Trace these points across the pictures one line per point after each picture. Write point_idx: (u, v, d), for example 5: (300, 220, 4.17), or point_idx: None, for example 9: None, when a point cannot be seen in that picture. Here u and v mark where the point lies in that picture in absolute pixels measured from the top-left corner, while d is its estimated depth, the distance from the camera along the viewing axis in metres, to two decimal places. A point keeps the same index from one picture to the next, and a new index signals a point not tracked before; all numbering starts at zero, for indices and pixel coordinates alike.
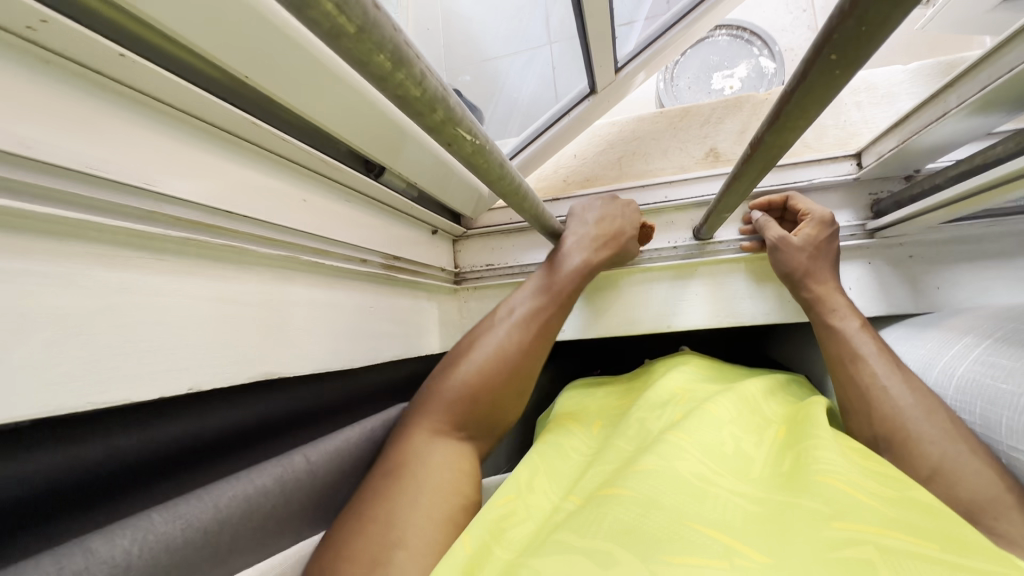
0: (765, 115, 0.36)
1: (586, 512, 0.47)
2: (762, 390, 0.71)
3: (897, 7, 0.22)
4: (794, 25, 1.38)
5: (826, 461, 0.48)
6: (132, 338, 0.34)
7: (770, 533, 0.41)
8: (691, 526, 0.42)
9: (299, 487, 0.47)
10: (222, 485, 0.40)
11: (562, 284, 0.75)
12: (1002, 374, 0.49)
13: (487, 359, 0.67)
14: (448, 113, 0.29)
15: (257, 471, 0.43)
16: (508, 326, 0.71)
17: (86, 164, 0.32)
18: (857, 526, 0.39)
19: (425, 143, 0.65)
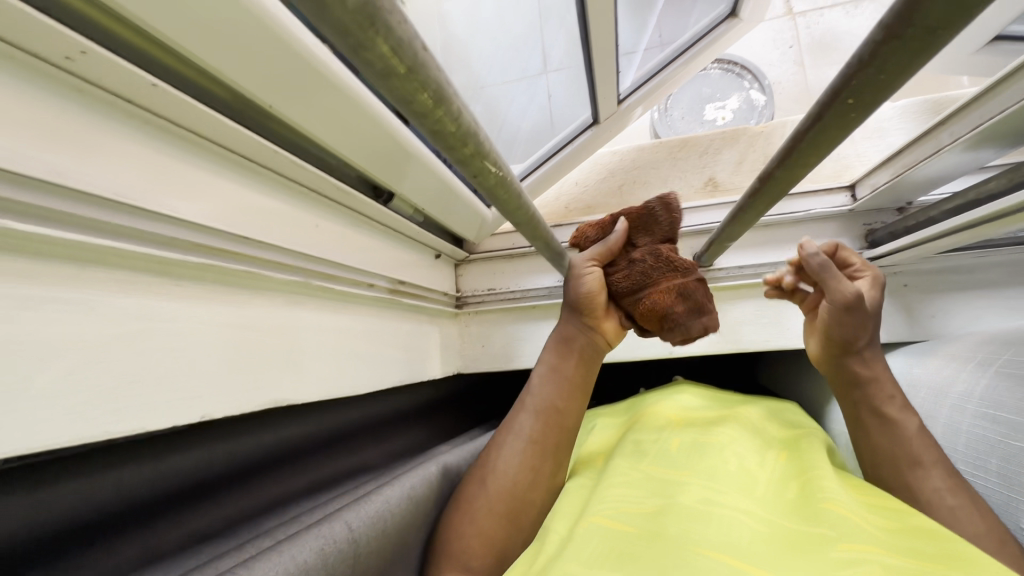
0: (777, 152, 0.37)
1: (600, 547, 0.45)
2: (761, 419, 0.71)
3: (914, 61, 0.23)
4: (782, 60, 1.44)
5: (830, 489, 0.48)
6: (151, 366, 0.34)
7: (773, 551, 0.41)
8: (699, 550, 0.42)
9: (347, 559, 0.41)
10: (264, 562, 0.35)
11: (549, 399, 0.64)
12: (1009, 429, 0.50)
13: (495, 487, 0.58)
14: (477, 147, 0.30)
15: (297, 546, 0.38)
16: (506, 453, 0.61)
17: (113, 192, 0.32)
18: (861, 547, 0.39)
19: (433, 169, 0.66)
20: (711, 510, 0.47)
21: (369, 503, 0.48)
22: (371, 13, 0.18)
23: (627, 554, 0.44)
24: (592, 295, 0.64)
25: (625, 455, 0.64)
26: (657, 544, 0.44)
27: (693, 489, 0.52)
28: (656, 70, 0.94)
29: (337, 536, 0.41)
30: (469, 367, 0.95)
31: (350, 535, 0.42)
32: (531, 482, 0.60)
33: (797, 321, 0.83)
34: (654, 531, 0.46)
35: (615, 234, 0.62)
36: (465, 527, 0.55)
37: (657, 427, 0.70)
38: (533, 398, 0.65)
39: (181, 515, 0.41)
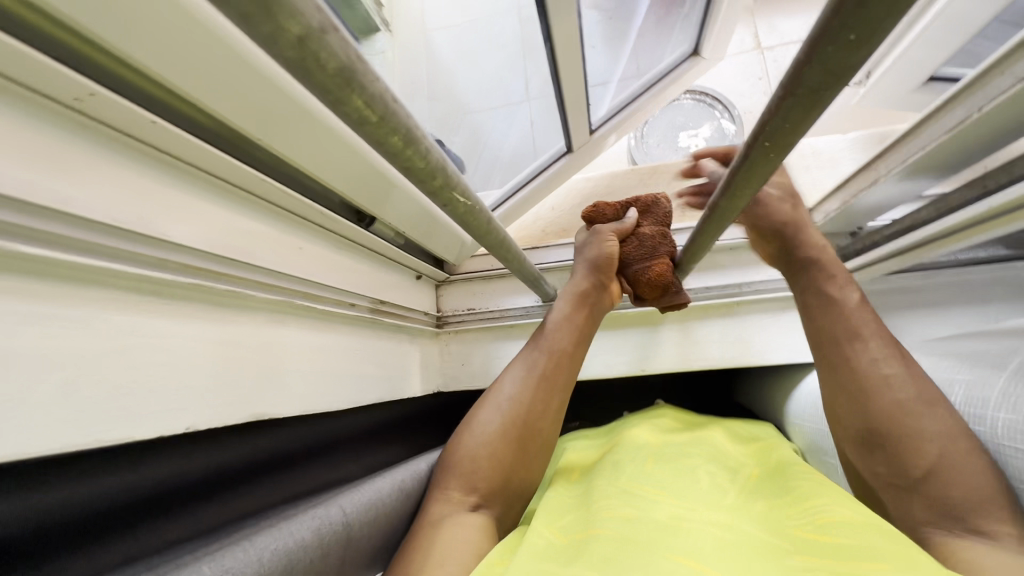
0: (718, 184, 0.42)
1: (576, 554, 0.47)
2: (727, 439, 0.75)
3: (807, 116, 0.28)
4: (752, 91, 1.52)
5: (801, 514, 0.50)
6: (139, 379, 0.36)
7: (733, 556, 0.44)
8: (664, 554, 0.44)
9: (340, 540, 0.44)
10: (263, 537, 0.38)
11: (561, 343, 0.72)
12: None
13: (507, 412, 0.66)
14: (445, 179, 0.33)
15: (294, 524, 0.41)
16: (516, 386, 0.69)
17: (111, 218, 0.35)
18: (819, 561, 0.42)
19: (412, 195, 0.69)
20: (677, 522, 0.50)
21: (359, 493, 0.51)
22: (347, 75, 0.21)
23: (601, 556, 0.46)
24: (612, 258, 0.74)
25: (604, 471, 0.66)
26: (625, 547, 0.46)
27: (660, 504, 0.54)
28: (626, 103, 0.99)
29: (332, 518, 0.45)
30: (449, 386, 0.98)
31: (344, 518, 0.46)
32: (539, 411, 0.67)
33: (761, 338, 0.87)
34: (618, 534, 0.49)
35: (631, 215, 0.75)
36: (477, 457, 0.62)
37: (631, 443, 0.73)
38: (547, 342, 0.72)
39: (159, 523, 0.42)
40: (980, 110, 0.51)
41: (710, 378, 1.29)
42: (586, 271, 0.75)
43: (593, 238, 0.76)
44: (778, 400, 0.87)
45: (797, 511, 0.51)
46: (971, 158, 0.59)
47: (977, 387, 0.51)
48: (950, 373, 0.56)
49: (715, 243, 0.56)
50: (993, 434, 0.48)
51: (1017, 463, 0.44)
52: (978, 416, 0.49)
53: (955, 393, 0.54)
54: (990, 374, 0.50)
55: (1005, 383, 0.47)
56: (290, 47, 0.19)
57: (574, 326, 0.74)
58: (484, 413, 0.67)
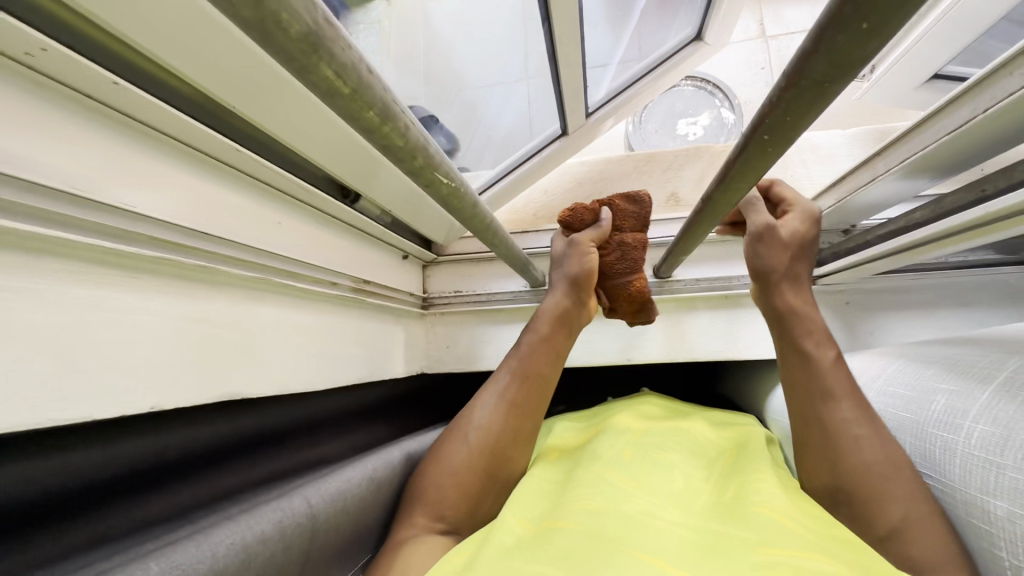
0: (715, 174, 0.40)
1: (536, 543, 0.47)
2: (706, 432, 0.75)
3: (811, 108, 0.26)
4: (753, 81, 1.51)
5: (766, 496, 0.52)
6: (99, 356, 0.34)
7: (696, 555, 0.44)
8: (631, 552, 0.43)
9: (304, 533, 0.44)
10: (220, 531, 0.38)
11: (538, 367, 0.71)
12: (903, 405, 0.55)
13: (478, 442, 0.64)
14: (427, 159, 0.31)
15: (256, 516, 0.41)
16: (487, 413, 0.67)
17: (68, 184, 0.33)
18: (778, 551, 0.43)
19: (399, 173, 0.67)
20: (647, 517, 0.49)
21: (328, 483, 0.50)
22: (313, 41, 0.20)
23: (559, 546, 0.46)
24: (591, 273, 0.73)
25: (580, 460, 0.66)
26: (590, 541, 0.45)
27: (636, 499, 0.53)
28: (626, 86, 0.96)
29: (294, 511, 0.44)
30: (434, 367, 0.97)
31: (309, 509, 0.45)
32: (509, 437, 0.65)
33: (747, 333, 0.87)
34: (585, 526, 0.48)
35: (608, 219, 0.74)
36: (446, 483, 0.60)
37: (611, 430, 0.73)
38: (517, 364, 0.71)
39: (123, 506, 0.42)
40: (985, 112, 0.50)
41: (695, 368, 1.30)
42: (562, 291, 0.74)
43: (573, 250, 0.74)
44: (761, 394, 0.88)
45: (760, 492, 0.53)
46: (968, 161, 0.58)
47: (960, 399, 0.47)
48: (936, 382, 0.52)
49: (707, 233, 0.53)
50: (965, 444, 0.45)
51: (985, 476, 0.42)
52: (955, 425, 0.47)
53: (936, 403, 0.51)
54: (973, 386, 0.47)
55: (988, 398, 0.45)
56: (245, 6, 0.17)
57: (552, 342, 0.72)
58: (454, 437, 0.66)
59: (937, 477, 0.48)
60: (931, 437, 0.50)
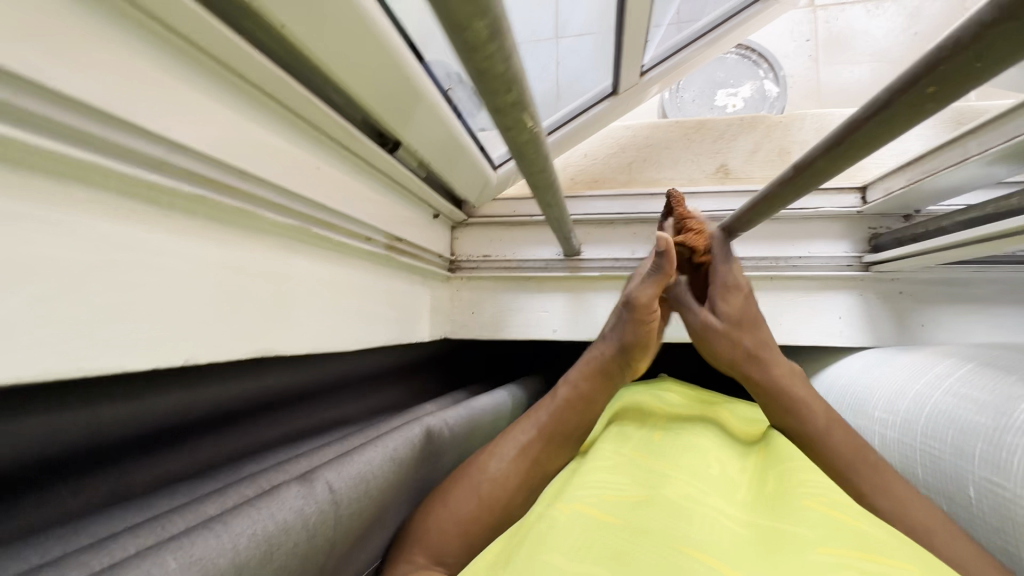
0: (824, 138, 0.36)
1: (569, 534, 0.43)
2: (733, 420, 0.72)
3: (1018, 52, 0.22)
4: (797, 53, 1.46)
5: (815, 485, 0.46)
6: (132, 301, 0.30)
7: (752, 552, 0.39)
8: (678, 548, 0.40)
9: (329, 520, 0.40)
10: (241, 515, 0.33)
11: (566, 425, 0.63)
12: (974, 410, 0.50)
13: (492, 487, 0.56)
14: (519, 96, 0.27)
15: (278, 502, 0.36)
16: (503, 461, 0.59)
17: (99, 100, 0.28)
18: (839, 546, 0.37)
19: (439, 113, 0.59)
20: (688, 506, 0.46)
21: (351, 460, 0.45)
22: None
23: (594, 542, 0.41)
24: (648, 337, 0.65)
25: (601, 444, 0.62)
26: (636, 537, 0.42)
27: (676, 484, 0.50)
28: (670, 53, 0.88)
29: (316, 497, 0.39)
30: (457, 334, 0.93)
31: (333, 496, 0.40)
32: (519, 499, 0.58)
33: (790, 318, 0.83)
34: (629, 522, 0.44)
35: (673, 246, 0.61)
36: (451, 523, 0.52)
37: (636, 416, 0.69)
38: (547, 419, 0.63)
39: (120, 468, 0.38)
40: None
41: None
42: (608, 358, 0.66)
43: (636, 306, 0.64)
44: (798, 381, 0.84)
45: (806, 481, 0.47)
46: None
47: None
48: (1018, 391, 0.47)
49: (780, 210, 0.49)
50: None
51: None
52: None
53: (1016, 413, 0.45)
54: None
55: None
56: None
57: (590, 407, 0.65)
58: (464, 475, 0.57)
59: (1001, 485, 0.44)
60: (1005, 447, 0.45)
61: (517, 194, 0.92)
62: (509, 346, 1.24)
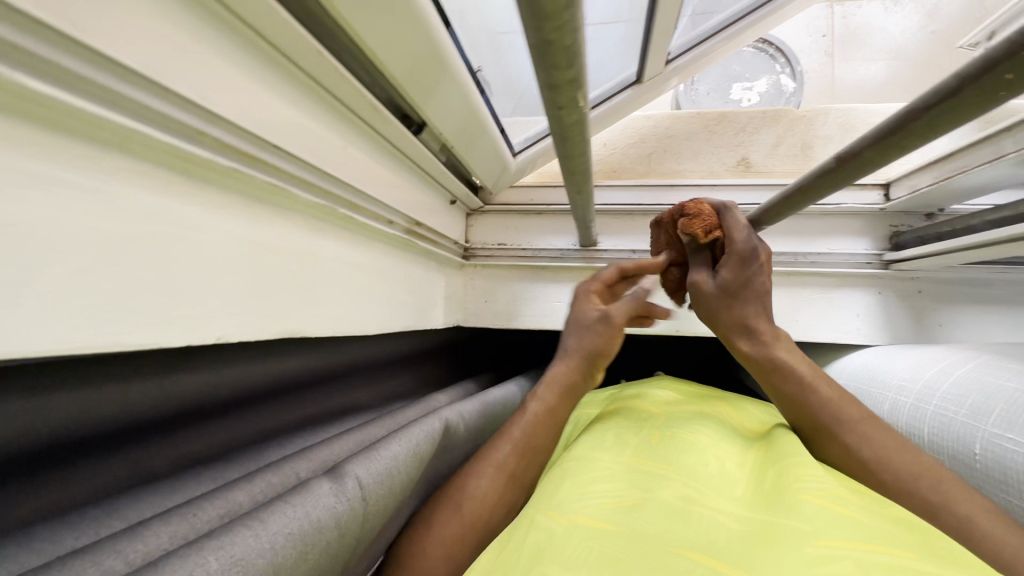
0: (874, 128, 0.35)
1: (569, 546, 0.41)
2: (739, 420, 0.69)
3: None
4: (812, 49, 1.42)
5: (814, 479, 0.44)
6: (168, 275, 0.29)
7: (750, 546, 0.37)
8: (676, 551, 0.38)
9: (357, 517, 0.39)
10: (276, 512, 0.33)
11: (537, 439, 0.59)
12: (1008, 375, 0.50)
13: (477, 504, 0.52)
14: (577, 74, 0.26)
15: (309, 499, 0.35)
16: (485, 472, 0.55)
17: (145, 65, 0.27)
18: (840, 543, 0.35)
19: (463, 84, 0.54)
20: (687, 509, 0.43)
21: (379, 452, 0.44)
22: None
23: (591, 549, 0.40)
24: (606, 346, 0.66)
25: (591, 443, 0.60)
26: (635, 542, 0.40)
27: (673, 484, 0.47)
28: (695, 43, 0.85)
29: (348, 493, 0.38)
30: (470, 322, 0.93)
31: (361, 494, 0.39)
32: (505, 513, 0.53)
33: (807, 314, 0.82)
34: (625, 527, 0.42)
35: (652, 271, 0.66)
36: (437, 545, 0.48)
37: (631, 417, 0.66)
38: (521, 432, 0.59)
39: (148, 451, 0.38)
40: None
41: None
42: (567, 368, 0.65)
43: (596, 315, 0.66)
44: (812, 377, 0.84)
45: (804, 474, 0.45)
46: None
47: None
48: None
49: (814, 202, 0.48)
50: None
51: None
52: None
53: None
54: None
55: None
56: None
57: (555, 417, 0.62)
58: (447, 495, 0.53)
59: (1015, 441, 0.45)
60: None
61: (534, 182, 0.91)
62: (517, 335, 1.24)
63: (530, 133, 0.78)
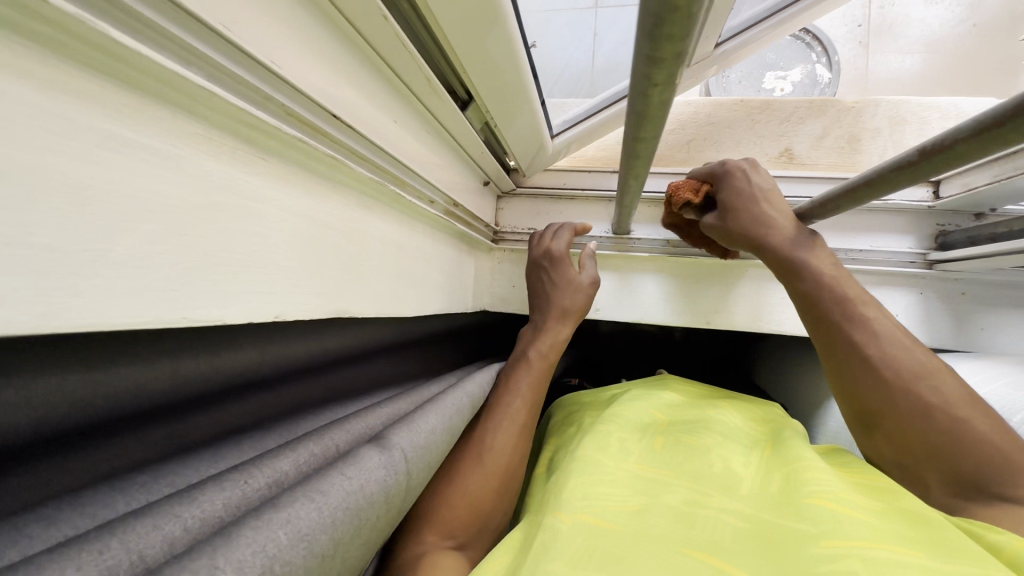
0: (971, 120, 0.33)
1: (574, 541, 0.41)
2: (741, 406, 0.71)
3: None
4: (847, 38, 1.37)
5: (815, 479, 0.44)
6: (231, 249, 0.28)
7: (751, 547, 0.38)
8: (681, 550, 0.39)
9: (402, 487, 0.36)
10: (332, 479, 0.30)
11: (537, 387, 0.65)
12: None
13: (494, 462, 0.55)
14: (681, 50, 0.24)
15: (358, 466, 0.33)
16: (501, 427, 0.58)
17: (219, 21, 0.25)
18: (840, 539, 0.36)
19: (509, 34, 0.48)
20: (693, 511, 0.44)
21: (419, 422, 0.43)
22: None
23: (592, 546, 0.40)
24: (580, 306, 0.75)
25: (593, 438, 0.59)
26: (637, 541, 0.41)
27: (676, 489, 0.48)
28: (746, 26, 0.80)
29: (395, 463, 0.36)
30: (495, 307, 0.91)
31: (406, 464, 0.37)
32: (516, 474, 0.57)
33: None
34: (629, 528, 0.42)
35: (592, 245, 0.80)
36: (457, 501, 0.51)
37: (632, 417, 0.65)
38: (526, 391, 0.64)
39: (182, 419, 0.35)
40: None
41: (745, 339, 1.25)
42: (554, 325, 0.73)
43: (568, 279, 0.76)
44: None
45: (806, 475, 0.46)
46: None
47: None
48: None
49: (875, 197, 0.47)
50: None
51: None
52: None
53: None
54: None
55: None
56: None
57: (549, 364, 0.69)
58: (464, 449, 0.57)
59: None
60: None
61: (567, 166, 0.89)
62: None
63: (569, 115, 0.76)
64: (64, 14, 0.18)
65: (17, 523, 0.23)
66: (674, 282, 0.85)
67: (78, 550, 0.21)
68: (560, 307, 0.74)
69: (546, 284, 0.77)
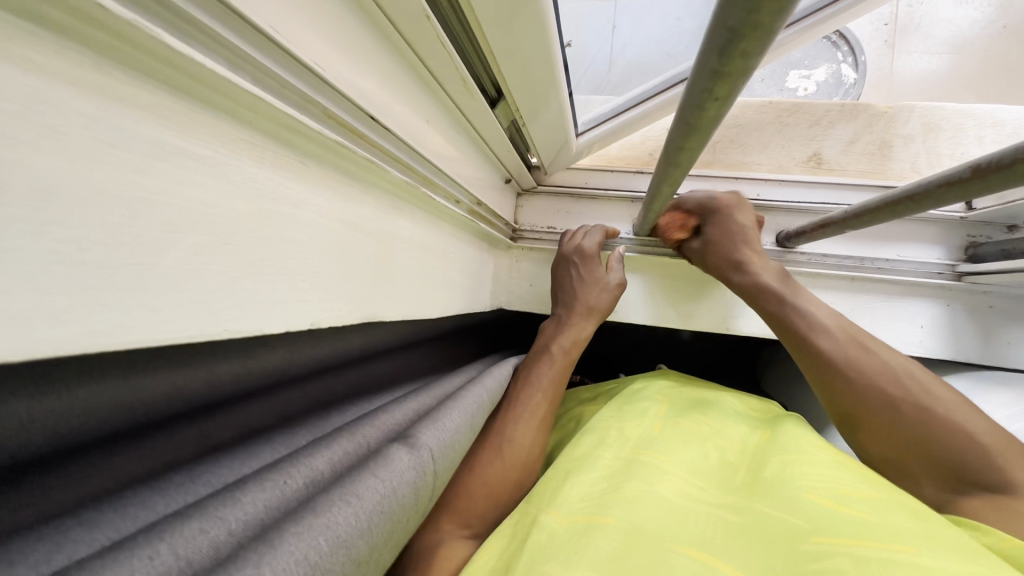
0: None
1: (569, 540, 0.39)
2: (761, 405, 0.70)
3: None
4: (872, 37, 1.33)
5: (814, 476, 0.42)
6: (271, 257, 0.27)
7: (747, 547, 0.37)
8: (673, 545, 0.37)
9: (429, 486, 0.36)
10: (367, 479, 0.30)
11: (557, 381, 0.65)
12: None
13: (512, 452, 0.55)
14: (744, 66, 0.23)
15: (390, 466, 0.32)
16: (521, 419, 0.59)
17: (267, 24, 0.24)
18: (835, 539, 0.35)
19: (546, 32, 0.46)
20: (683, 504, 0.42)
21: (444, 419, 0.42)
22: None
23: (587, 544, 0.38)
24: (604, 307, 0.75)
25: (591, 433, 0.58)
26: (633, 535, 0.39)
27: (673, 478, 0.46)
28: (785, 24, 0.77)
29: (425, 461, 0.35)
30: (512, 304, 0.91)
31: (434, 463, 0.36)
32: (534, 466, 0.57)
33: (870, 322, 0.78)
34: (627, 520, 0.40)
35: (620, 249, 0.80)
36: (473, 489, 0.51)
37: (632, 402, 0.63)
38: (548, 385, 0.64)
39: (211, 417, 0.34)
40: None
41: None
42: (576, 322, 0.73)
43: (593, 276, 0.75)
44: None
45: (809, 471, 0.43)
46: None
47: None
48: None
49: (910, 212, 0.46)
50: None
51: None
52: None
53: None
54: None
55: None
56: None
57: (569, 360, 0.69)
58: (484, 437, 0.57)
59: None
60: None
61: (590, 164, 0.87)
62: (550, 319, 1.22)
63: (595, 113, 0.74)
64: (124, 22, 0.17)
65: (58, 528, 0.22)
66: (693, 283, 0.83)
67: (129, 556, 0.20)
68: (582, 303, 0.74)
69: (570, 280, 0.77)
